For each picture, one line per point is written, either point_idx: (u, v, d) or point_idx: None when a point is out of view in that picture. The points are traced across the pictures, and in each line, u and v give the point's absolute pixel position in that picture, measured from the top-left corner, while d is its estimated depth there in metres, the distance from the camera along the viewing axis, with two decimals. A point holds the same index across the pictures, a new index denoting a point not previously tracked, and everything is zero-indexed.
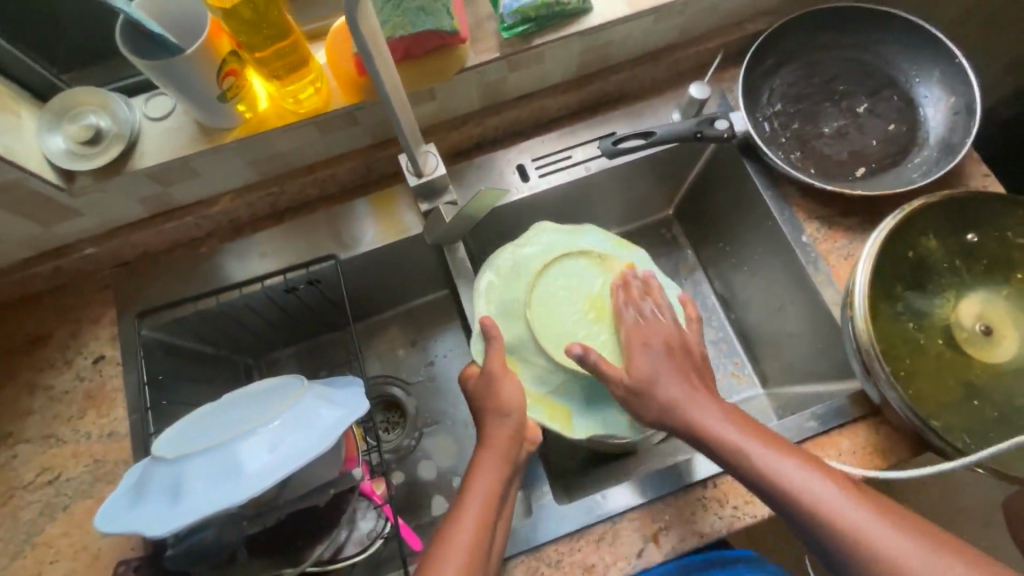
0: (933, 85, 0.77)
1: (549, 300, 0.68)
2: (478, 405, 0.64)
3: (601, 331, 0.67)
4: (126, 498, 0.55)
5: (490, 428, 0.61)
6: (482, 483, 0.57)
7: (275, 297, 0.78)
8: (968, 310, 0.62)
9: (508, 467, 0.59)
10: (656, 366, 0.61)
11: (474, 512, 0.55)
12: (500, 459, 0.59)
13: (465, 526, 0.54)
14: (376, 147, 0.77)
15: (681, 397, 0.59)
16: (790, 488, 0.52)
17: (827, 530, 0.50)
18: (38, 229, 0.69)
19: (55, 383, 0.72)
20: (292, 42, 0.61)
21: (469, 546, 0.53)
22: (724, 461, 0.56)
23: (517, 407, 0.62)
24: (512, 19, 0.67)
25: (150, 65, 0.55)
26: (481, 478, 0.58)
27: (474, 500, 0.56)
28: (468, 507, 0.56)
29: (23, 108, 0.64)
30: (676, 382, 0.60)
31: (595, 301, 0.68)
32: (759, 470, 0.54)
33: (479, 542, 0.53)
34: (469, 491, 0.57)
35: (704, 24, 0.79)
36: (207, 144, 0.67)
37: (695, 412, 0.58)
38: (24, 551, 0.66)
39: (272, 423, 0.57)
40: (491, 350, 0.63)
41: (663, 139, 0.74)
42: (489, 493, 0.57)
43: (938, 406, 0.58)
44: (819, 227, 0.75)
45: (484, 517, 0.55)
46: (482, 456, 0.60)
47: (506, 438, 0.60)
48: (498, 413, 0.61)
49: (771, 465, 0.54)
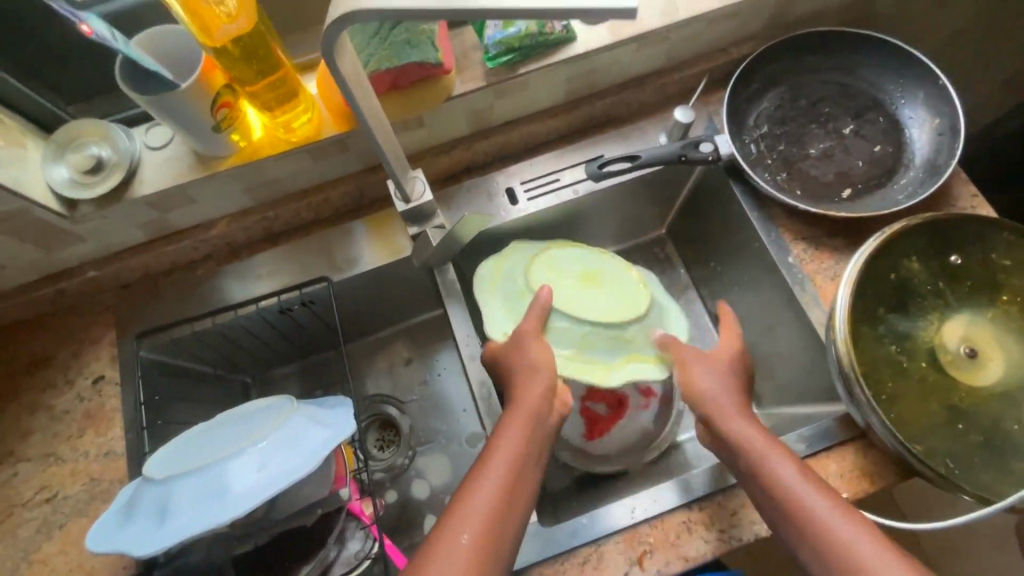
0: (918, 107, 0.78)
1: (549, 278, 0.71)
2: (510, 369, 0.64)
3: (602, 292, 0.71)
4: (117, 515, 0.57)
5: (524, 388, 0.61)
6: (505, 450, 0.56)
7: (270, 318, 0.79)
8: (952, 332, 0.62)
9: (531, 438, 0.58)
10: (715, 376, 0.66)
11: (493, 482, 0.54)
12: (524, 426, 0.58)
13: (481, 498, 0.53)
14: (368, 173, 0.79)
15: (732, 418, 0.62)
16: (815, 520, 0.53)
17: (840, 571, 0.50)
18: (42, 254, 0.72)
19: (56, 402, 0.75)
20: (282, 75, 0.64)
21: (488, 514, 0.52)
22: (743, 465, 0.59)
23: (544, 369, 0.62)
24: (496, 50, 0.69)
25: (149, 101, 0.58)
26: (505, 446, 0.56)
27: (493, 473, 0.54)
28: (485, 480, 0.54)
29: (30, 140, 0.67)
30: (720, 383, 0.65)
31: (587, 271, 0.72)
32: (786, 493, 0.55)
33: (494, 518, 0.52)
34: (491, 462, 0.55)
35: (689, 50, 0.80)
36: (203, 172, 0.69)
37: (741, 433, 0.60)
38: (22, 568, 0.67)
39: (260, 443, 0.58)
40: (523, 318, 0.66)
41: (648, 162, 0.76)
42: (510, 460, 0.55)
43: (922, 430, 0.58)
44: (806, 248, 0.76)
45: (501, 490, 0.53)
46: (508, 423, 0.58)
47: (535, 402, 0.60)
48: (527, 380, 0.61)
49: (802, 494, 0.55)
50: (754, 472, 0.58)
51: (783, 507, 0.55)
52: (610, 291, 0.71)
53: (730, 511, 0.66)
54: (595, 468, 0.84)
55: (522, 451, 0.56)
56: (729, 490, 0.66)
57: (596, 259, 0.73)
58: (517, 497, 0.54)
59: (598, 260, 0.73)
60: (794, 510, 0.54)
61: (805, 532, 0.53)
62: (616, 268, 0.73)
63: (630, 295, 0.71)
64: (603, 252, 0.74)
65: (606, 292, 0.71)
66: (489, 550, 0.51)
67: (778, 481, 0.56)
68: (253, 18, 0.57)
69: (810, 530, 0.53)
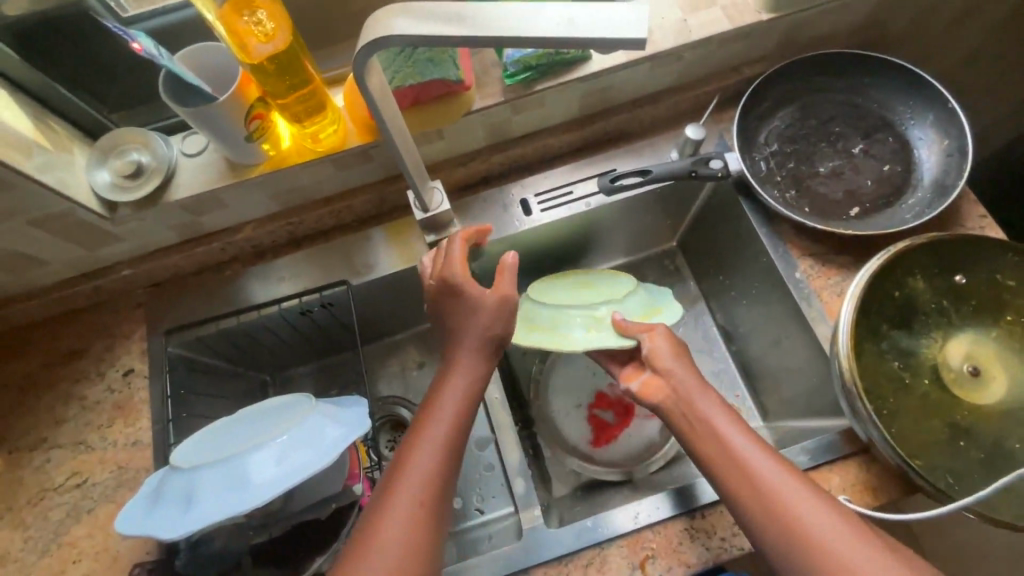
0: (928, 128, 0.79)
1: (545, 286, 0.77)
2: (448, 315, 0.64)
3: (590, 294, 0.74)
4: (145, 501, 0.60)
5: (464, 331, 0.63)
6: (447, 408, 0.59)
7: (291, 318, 0.83)
8: (956, 350, 0.63)
9: (476, 385, 0.62)
10: (673, 364, 0.63)
11: (436, 437, 0.57)
12: (468, 383, 0.61)
13: (440, 427, 0.58)
14: (389, 182, 0.83)
15: (700, 407, 0.61)
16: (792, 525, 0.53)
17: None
18: (82, 252, 0.77)
19: (88, 393, 0.79)
20: (312, 89, 0.67)
21: (444, 440, 0.57)
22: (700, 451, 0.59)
23: (484, 332, 0.62)
24: (514, 68, 0.72)
25: (189, 112, 0.62)
26: (447, 404, 0.60)
27: (433, 429, 0.58)
28: (428, 433, 0.58)
29: (77, 146, 0.72)
30: (686, 373, 0.63)
31: (582, 282, 0.78)
32: (754, 490, 0.55)
33: (451, 443, 0.58)
34: (430, 419, 0.59)
35: (701, 70, 0.83)
36: (234, 178, 0.73)
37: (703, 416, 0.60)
38: (52, 550, 0.71)
39: (281, 437, 0.61)
40: (500, 281, 0.63)
41: (659, 177, 0.78)
42: (455, 415, 0.59)
43: (922, 446, 0.59)
44: (814, 264, 0.77)
45: (451, 435, 0.58)
46: (451, 378, 0.61)
47: (476, 338, 0.62)
48: (473, 342, 0.62)
49: (778, 491, 0.54)
50: (720, 470, 0.57)
51: (756, 512, 0.54)
52: (596, 292, 0.75)
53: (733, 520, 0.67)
54: (601, 474, 0.87)
55: (472, 384, 0.61)
56: None
57: (592, 275, 0.80)
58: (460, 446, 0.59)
59: (594, 276, 0.79)
60: (763, 508, 0.54)
61: (782, 536, 0.53)
62: (610, 279, 0.78)
63: (614, 292, 0.74)
64: (600, 271, 0.81)
65: (592, 292, 0.75)
66: (445, 479, 0.56)
67: (741, 480, 0.56)
68: (288, 37, 0.61)
69: (784, 539, 0.53)
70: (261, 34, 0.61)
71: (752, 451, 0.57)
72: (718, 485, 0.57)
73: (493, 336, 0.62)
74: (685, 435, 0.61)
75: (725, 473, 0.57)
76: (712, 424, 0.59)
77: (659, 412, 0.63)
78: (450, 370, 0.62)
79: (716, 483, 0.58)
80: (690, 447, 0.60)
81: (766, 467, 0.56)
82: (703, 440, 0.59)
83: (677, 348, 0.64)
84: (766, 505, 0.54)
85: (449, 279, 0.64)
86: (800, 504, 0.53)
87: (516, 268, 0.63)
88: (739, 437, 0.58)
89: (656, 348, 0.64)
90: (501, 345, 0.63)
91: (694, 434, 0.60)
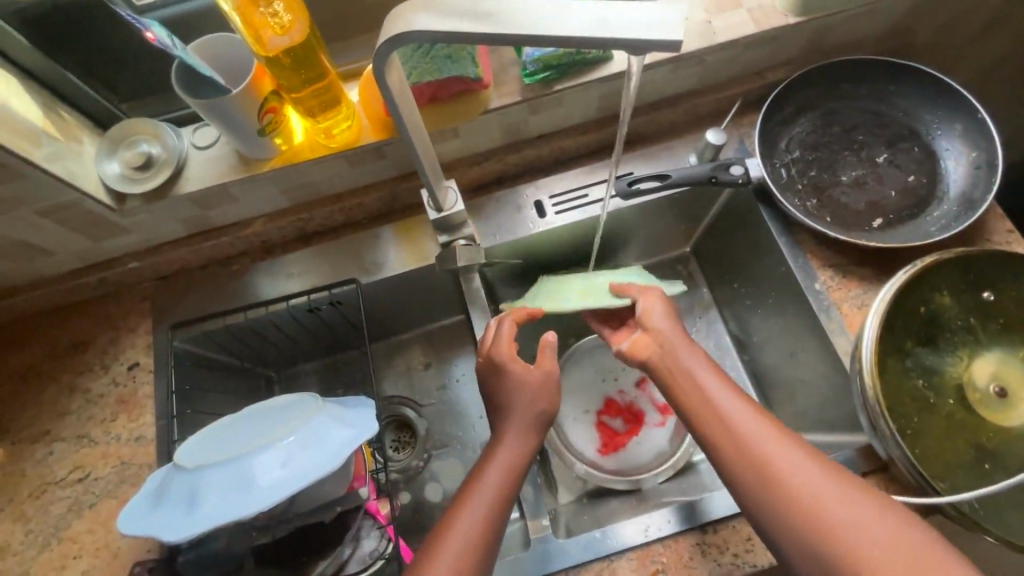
0: (955, 139, 0.77)
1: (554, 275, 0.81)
2: (495, 393, 0.66)
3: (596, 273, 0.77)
4: (148, 500, 0.59)
5: (514, 399, 0.65)
6: (491, 478, 0.59)
7: (298, 316, 0.82)
8: (982, 370, 0.62)
9: (525, 455, 0.62)
10: (667, 334, 0.63)
11: (481, 507, 0.57)
12: (519, 450, 0.62)
13: (488, 487, 0.58)
14: (401, 180, 0.81)
15: (696, 375, 0.60)
16: (785, 493, 0.50)
17: (818, 547, 0.48)
18: (89, 243, 0.75)
19: (92, 386, 0.78)
20: (327, 83, 0.66)
21: (493, 500, 0.58)
22: (693, 422, 0.58)
23: (536, 408, 0.64)
24: (534, 67, 0.71)
25: (201, 104, 0.61)
26: (493, 472, 0.60)
27: (481, 497, 0.58)
28: (473, 502, 0.57)
29: (86, 136, 0.70)
30: (681, 342, 0.62)
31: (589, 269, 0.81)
32: (746, 458, 0.53)
33: (497, 505, 0.57)
34: (477, 487, 0.59)
35: (723, 74, 0.81)
36: (245, 172, 0.72)
37: (693, 385, 0.59)
38: (52, 544, 0.70)
39: (287, 438, 0.60)
40: (545, 356, 0.68)
41: (677, 182, 0.77)
42: (503, 478, 0.59)
43: (946, 467, 0.58)
44: (833, 275, 0.75)
45: (499, 498, 0.58)
46: (497, 453, 0.61)
47: (523, 404, 0.64)
48: (526, 407, 0.64)
49: (774, 459, 0.52)
50: (714, 441, 0.56)
51: (751, 485, 0.52)
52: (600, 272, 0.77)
53: (746, 536, 0.66)
54: (610, 483, 0.84)
55: (521, 451, 0.62)
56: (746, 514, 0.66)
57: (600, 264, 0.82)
58: (504, 519, 0.58)
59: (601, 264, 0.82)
60: (755, 476, 0.52)
61: (778, 506, 0.50)
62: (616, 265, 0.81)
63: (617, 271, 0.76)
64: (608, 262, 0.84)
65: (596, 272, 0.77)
66: (489, 543, 0.55)
67: (734, 448, 0.54)
68: (305, 30, 0.60)
69: (778, 509, 0.50)
70: (277, 25, 0.59)
71: (748, 420, 0.55)
72: (713, 456, 0.56)
73: (538, 409, 0.65)
74: (681, 407, 0.60)
75: (720, 440, 0.55)
76: (706, 392, 0.58)
77: (646, 367, 0.64)
78: (500, 435, 0.63)
79: (711, 456, 0.56)
80: (685, 418, 0.59)
81: (758, 433, 0.54)
82: (699, 409, 0.58)
83: (671, 308, 0.65)
84: (758, 473, 0.52)
85: (496, 358, 0.67)
86: (799, 472, 0.51)
87: (556, 346, 0.68)
88: (734, 405, 0.56)
89: (649, 308, 0.64)
90: (547, 419, 0.65)
91: (688, 403, 0.59)
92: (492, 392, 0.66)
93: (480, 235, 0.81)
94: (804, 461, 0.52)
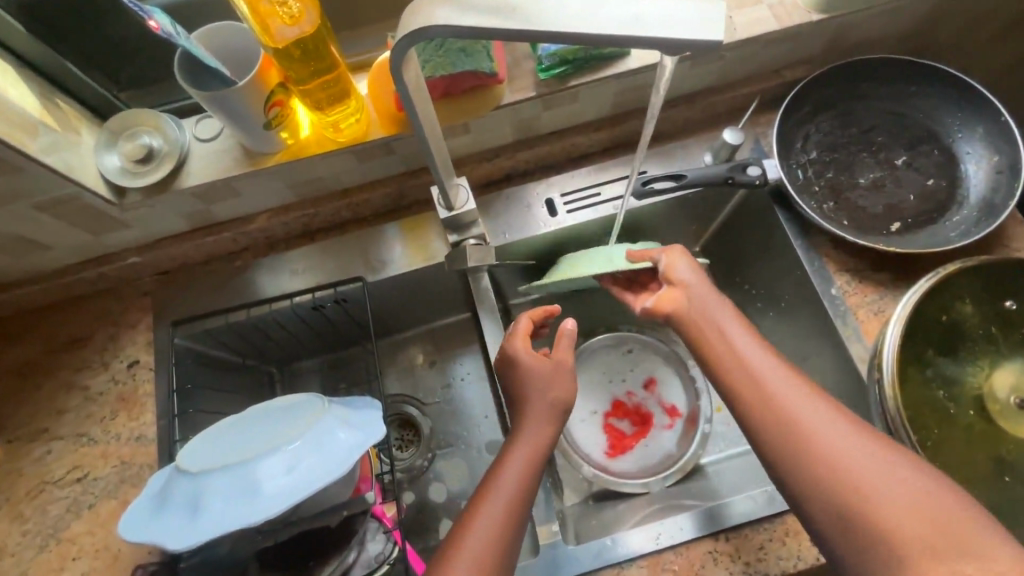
0: (976, 142, 0.75)
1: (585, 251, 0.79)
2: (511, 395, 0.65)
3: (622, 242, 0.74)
4: (151, 504, 0.58)
5: (529, 395, 0.64)
6: (508, 478, 0.58)
7: (302, 314, 0.80)
8: (1003, 381, 0.61)
9: (543, 454, 0.61)
10: (699, 292, 0.62)
11: (498, 506, 0.56)
12: (535, 451, 0.60)
13: (505, 488, 0.57)
14: (409, 176, 0.79)
15: (728, 335, 0.59)
16: (813, 452, 0.50)
17: (843, 505, 0.48)
18: (88, 238, 0.73)
19: (91, 383, 0.76)
20: (336, 75, 0.64)
21: (509, 503, 0.56)
22: (722, 382, 0.58)
23: (552, 406, 0.63)
24: (550, 61, 0.68)
25: (203, 95, 0.58)
26: (510, 472, 0.58)
27: (497, 497, 0.56)
28: (489, 504, 0.56)
29: (85, 127, 0.68)
30: (714, 300, 0.61)
31: None
32: (775, 417, 0.53)
33: (515, 507, 0.56)
34: (493, 487, 0.57)
35: (741, 71, 0.79)
36: (250, 167, 0.70)
37: (724, 347, 0.59)
38: (50, 545, 0.69)
39: (294, 443, 0.58)
40: (560, 344, 0.66)
41: (692, 183, 0.75)
42: (520, 479, 0.58)
43: (964, 479, 0.57)
44: (850, 280, 0.74)
45: (516, 500, 0.56)
46: (512, 453, 0.60)
47: (541, 403, 0.63)
48: (541, 399, 0.63)
49: (804, 417, 0.52)
50: (742, 397, 0.56)
51: (777, 440, 0.53)
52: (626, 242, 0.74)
53: (757, 544, 0.65)
54: (620, 486, 0.83)
55: (539, 448, 0.60)
56: (759, 523, 0.66)
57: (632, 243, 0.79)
58: (524, 515, 0.57)
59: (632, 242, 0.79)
60: (782, 435, 0.52)
61: (806, 467, 0.50)
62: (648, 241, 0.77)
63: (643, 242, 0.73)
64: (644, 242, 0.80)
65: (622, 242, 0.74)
66: (507, 548, 0.54)
67: (764, 406, 0.54)
68: (315, 21, 0.57)
69: (805, 468, 0.50)
70: (286, 14, 0.56)
71: (779, 378, 0.55)
72: (741, 416, 0.56)
73: (551, 405, 0.63)
74: (710, 368, 0.59)
75: (748, 399, 0.55)
76: (737, 351, 0.58)
77: (671, 320, 0.63)
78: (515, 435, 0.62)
79: (738, 415, 0.56)
80: (715, 378, 0.59)
81: (789, 393, 0.54)
82: (728, 365, 0.58)
83: (696, 263, 0.64)
84: (785, 432, 0.52)
85: (511, 354, 0.66)
86: (829, 432, 0.51)
87: (574, 335, 0.66)
88: (766, 366, 0.56)
89: (673, 263, 0.63)
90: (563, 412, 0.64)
91: (719, 365, 0.58)
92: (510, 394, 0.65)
93: (489, 234, 0.79)
94: (836, 423, 0.51)
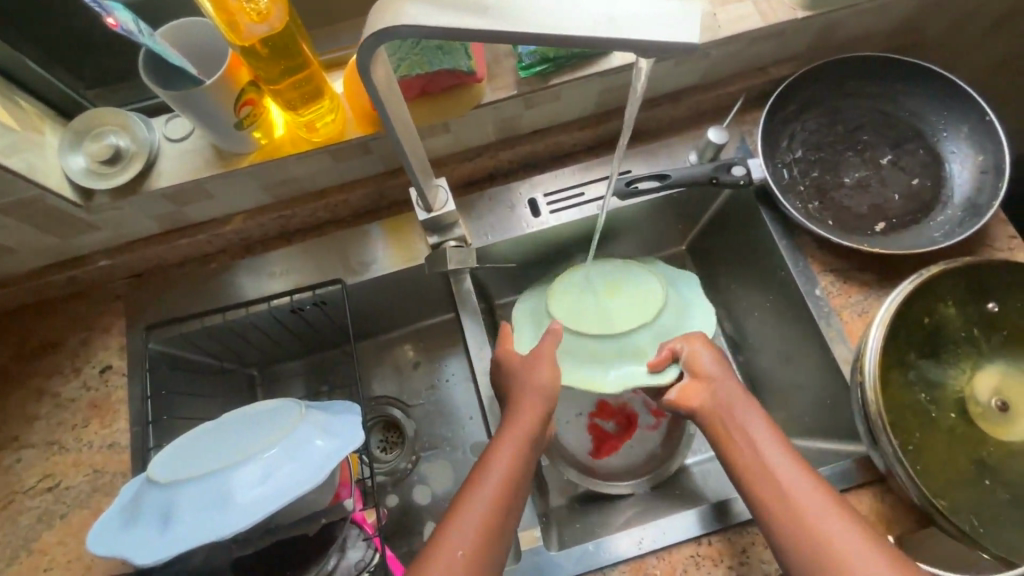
0: (961, 141, 0.75)
1: (569, 289, 0.73)
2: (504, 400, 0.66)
3: (621, 304, 0.71)
4: (119, 517, 0.56)
5: (520, 398, 0.64)
6: (493, 477, 0.57)
7: (280, 317, 0.78)
8: (985, 383, 0.60)
9: (528, 445, 0.60)
10: (722, 386, 0.63)
11: (482, 506, 0.55)
12: (520, 447, 0.59)
13: (490, 482, 0.57)
14: (389, 176, 0.78)
15: (749, 430, 0.59)
16: (831, 560, 0.50)
17: None
18: (55, 240, 0.71)
19: (62, 390, 0.74)
20: (309, 73, 0.62)
21: (494, 496, 0.56)
22: (739, 478, 0.58)
23: (546, 392, 0.64)
24: (530, 59, 0.67)
25: (171, 95, 0.56)
26: (496, 468, 0.58)
27: (481, 492, 0.56)
28: (472, 499, 0.56)
29: (48, 127, 0.66)
30: (736, 394, 0.62)
31: (611, 282, 0.73)
32: (795, 519, 0.53)
33: (501, 502, 0.56)
34: (479, 481, 0.57)
35: (726, 69, 0.78)
36: (223, 168, 0.68)
37: (744, 439, 0.59)
38: (21, 557, 0.67)
39: (268, 451, 0.57)
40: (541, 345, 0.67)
41: (677, 182, 0.74)
42: (506, 475, 0.57)
43: (945, 483, 0.57)
44: (835, 280, 0.73)
45: (499, 495, 0.56)
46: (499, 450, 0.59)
47: (530, 400, 0.63)
48: (528, 394, 0.63)
49: (840, 542, 0.51)
50: (769, 506, 0.55)
51: (814, 568, 0.51)
52: (626, 299, 0.71)
53: (740, 548, 0.64)
54: (605, 488, 0.83)
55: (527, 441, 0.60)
56: (743, 527, 0.65)
57: (622, 269, 0.74)
58: (509, 516, 0.56)
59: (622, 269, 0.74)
60: (800, 539, 0.52)
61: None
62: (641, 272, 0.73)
63: (646, 300, 0.71)
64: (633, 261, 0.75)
65: (621, 300, 0.71)
66: (489, 547, 0.53)
67: (784, 505, 0.54)
68: (285, 17, 0.55)
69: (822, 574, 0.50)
70: (253, 11, 0.55)
71: (811, 497, 0.54)
72: (758, 512, 0.55)
73: (540, 390, 0.63)
74: (728, 459, 0.60)
75: (766, 497, 0.55)
76: (758, 447, 0.58)
77: (696, 415, 0.64)
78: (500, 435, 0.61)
79: (756, 512, 0.56)
80: (733, 471, 0.59)
81: (808, 497, 0.54)
82: (757, 480, 0.56)
83: (718, 354, 0.65)
84: (804, 535, 0.52)
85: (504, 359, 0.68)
86: (847, 541, 0.51)
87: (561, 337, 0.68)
88: (786, 465, 0.56)
89: (695, 353, 0.65)
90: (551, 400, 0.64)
91: (738, 458, 0.59)
92: (501, 391, 0.67)
93: (471, 235, 0.77)
94: (854, 532, 0.52)
